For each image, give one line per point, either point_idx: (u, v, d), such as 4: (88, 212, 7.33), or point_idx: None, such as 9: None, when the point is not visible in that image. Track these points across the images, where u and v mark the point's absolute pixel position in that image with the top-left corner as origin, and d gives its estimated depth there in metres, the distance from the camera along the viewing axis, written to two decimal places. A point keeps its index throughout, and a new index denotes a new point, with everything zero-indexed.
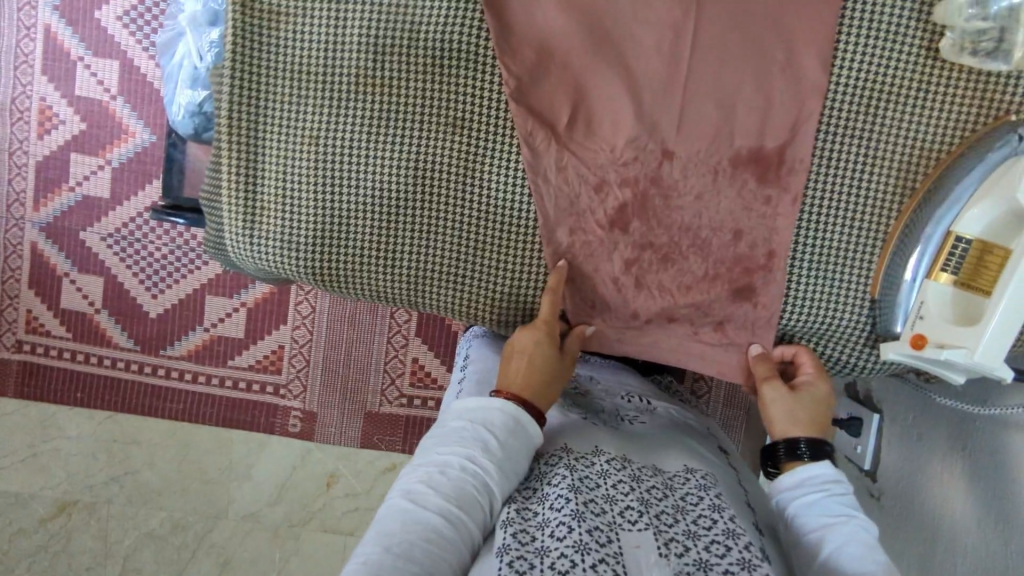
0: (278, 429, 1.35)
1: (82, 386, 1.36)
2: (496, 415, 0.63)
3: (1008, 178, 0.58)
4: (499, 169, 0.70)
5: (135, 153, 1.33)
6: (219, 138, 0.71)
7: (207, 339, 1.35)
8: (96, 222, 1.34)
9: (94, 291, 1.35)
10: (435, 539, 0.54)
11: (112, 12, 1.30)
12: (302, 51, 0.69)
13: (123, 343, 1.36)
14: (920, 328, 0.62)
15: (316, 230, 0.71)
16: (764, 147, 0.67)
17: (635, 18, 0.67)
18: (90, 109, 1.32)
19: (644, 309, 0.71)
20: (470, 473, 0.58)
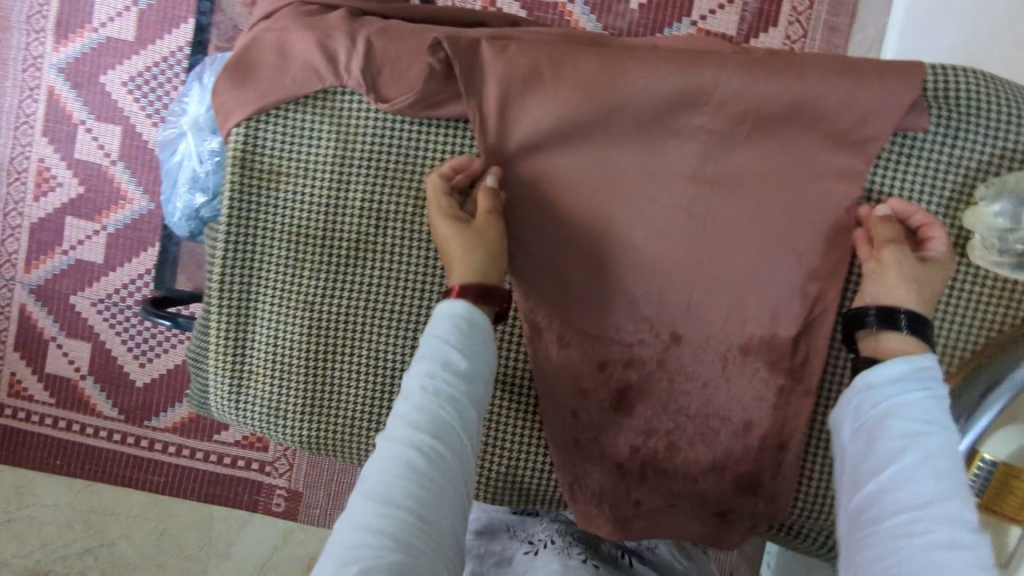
0: (260, 507, 1.31)
1: (62, 452, 1.33)
2: (448, 321, 0.57)
3: None
4: (502, 344, 0.67)
5: (132, 219, 1.29)
6: (209, 296, 0.68)
7: (194, 412, 1.31)
8: (89, 285, 1.31)
9: (81, 357, 1.32)
10: (412, 476, 0.48)
11: (117, 77, 1.27)
12: (301, 215, 0.67)
13: (107, 412, 1.32)
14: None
15: (306, 397, 0.68)
16: (777, 338, 0.64)
17: (648, 196, 0.64)
18: (89, 173, 1.29)
19: (647, 498, 0.66)
20: (440, 401, 0.52)
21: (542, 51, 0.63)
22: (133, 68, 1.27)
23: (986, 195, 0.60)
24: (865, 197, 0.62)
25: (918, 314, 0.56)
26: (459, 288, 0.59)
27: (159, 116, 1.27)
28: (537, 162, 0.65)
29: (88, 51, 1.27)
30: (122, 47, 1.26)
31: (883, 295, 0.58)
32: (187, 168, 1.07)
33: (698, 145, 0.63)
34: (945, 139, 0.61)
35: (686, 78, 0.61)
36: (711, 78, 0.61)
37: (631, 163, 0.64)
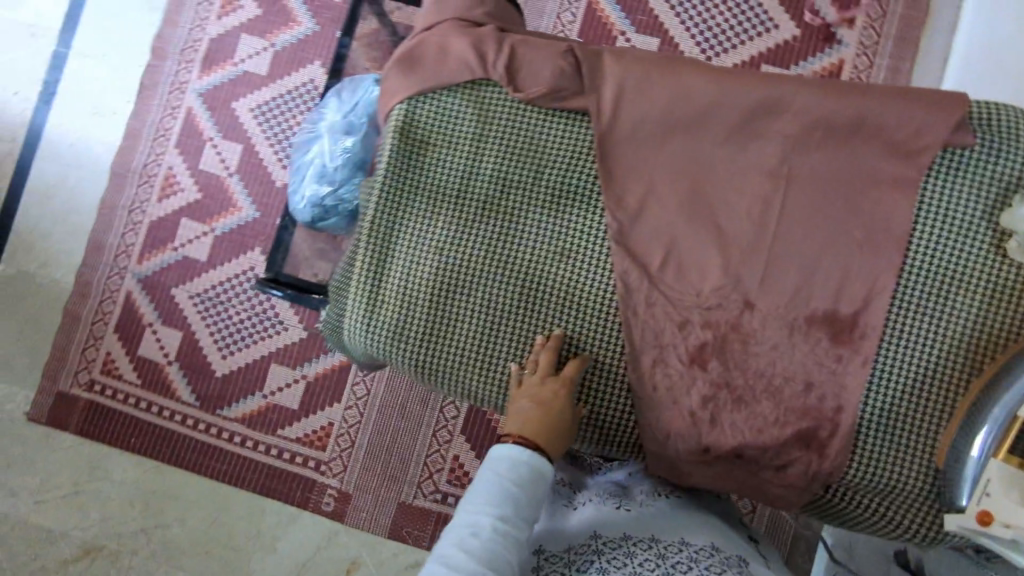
0: (310, 505, 1.41)
1: (138, 431, 1.46)
2: (515, 469, 0.72)
3: None
4: (596, 298, 0.79)
5: (237, 225, 1.48)
6: (358, 237, 0.83)
7: (263, 405, 1.44)
8: (190, 280, 1.48)
9: (171, 344, 1.48)
10: (482, 541, 0.67)
11: (246, 104, 1.50)
12: (443, 176, 0.82)
13: (185, 397, 1.46)
14: (986, 505, 0.63)
15: (426, 326, 0.81)
16: (838, 312, 0.74)
17: (730, 185, 0.77)
18: (208, 182, 1.50)
19: (716, 445, 0.76)
20: (505, 495, 0.70)
21: (651, 64, 0.79)
22: (262, 97, 1.50)
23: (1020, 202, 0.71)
24: (919, 202, 0.73)
25: None
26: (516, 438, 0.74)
27: (278, 139, 1.49)
28: (639, 150, 0.79)
29: (226, 81, 1.50)
30: (255, 79, 1.50)
31: None
32: (315, 166, 1.26)
33: (775, 147, 0.76)
34: (989, 156, 0.72)
35: (767, 91, 0.75)
36: (788, 93, 0.75)
37: (716, 158, 0.77)
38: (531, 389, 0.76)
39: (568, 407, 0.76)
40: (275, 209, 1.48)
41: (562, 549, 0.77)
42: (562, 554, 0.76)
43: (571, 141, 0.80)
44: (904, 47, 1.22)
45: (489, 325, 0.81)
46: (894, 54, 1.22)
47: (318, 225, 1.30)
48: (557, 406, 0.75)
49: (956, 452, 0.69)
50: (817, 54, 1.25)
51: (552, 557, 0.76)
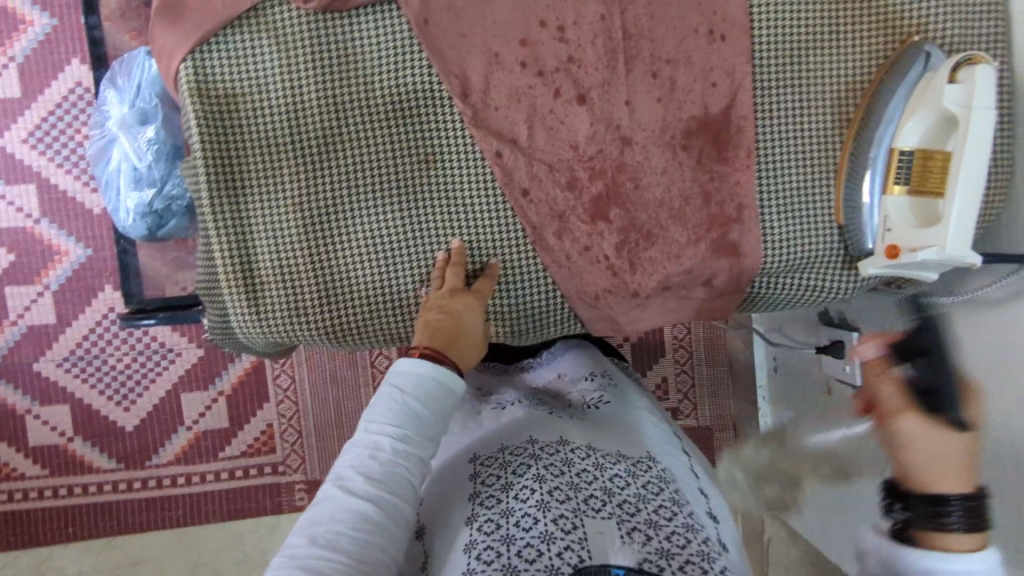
0: (286, 506, 1.35)
1: (71, 518, 1.32)
2: (421, 382, 0.66)
3: (925, 96, 0.66)
4: (480, 194, 0.75)
5: (72, 270, 1.30)
6: (205, 226, 0.73)
7: (192, 437, 1.34)
8: (49, 349, 1.31)
9: (63, 421, 1.32)
10: (381, 462, 0.62)
11: (15, 136, 1.27)
12: (267, 126, 0.72)
13: (105, 465, 1.33)
14: (891, 240, 0.68)
15: (318, 290, 0.74)
16: (711, 114, 0.73)
17: (568, 24, 0.72)
18: (14, 238, 1.28)
19: (643, 286, 0.76)
20: (410, 414, 0.64)
21: None
22: (29, 122, 1.27)
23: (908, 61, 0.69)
24: None
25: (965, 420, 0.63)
26: (421, 350, 0.68)
27: (72, 163, 1.28)
28: (463, 20, 0.71)
29: None
30: (12, 106, 1.27)
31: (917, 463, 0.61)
32: (126, 170, 1.10)
33: None
34: None
35: None
36: None
37: (543, 2, 0.72)
38: (437, 308, 0.72)
39: (479, 317, 0.73)
40: (104, 239, 1.30)
41: (493, 451, 0.72)
42: (495, 456, 0.71)
43: (388, 36, 0.72)
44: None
45: (383, 262, 0.75)
46: None
47: (160, 236, 1.14)
48: (464, 320, 0.71)
49: (852, 200, 0.72)
50: None
51: (485, 461, 0.71)
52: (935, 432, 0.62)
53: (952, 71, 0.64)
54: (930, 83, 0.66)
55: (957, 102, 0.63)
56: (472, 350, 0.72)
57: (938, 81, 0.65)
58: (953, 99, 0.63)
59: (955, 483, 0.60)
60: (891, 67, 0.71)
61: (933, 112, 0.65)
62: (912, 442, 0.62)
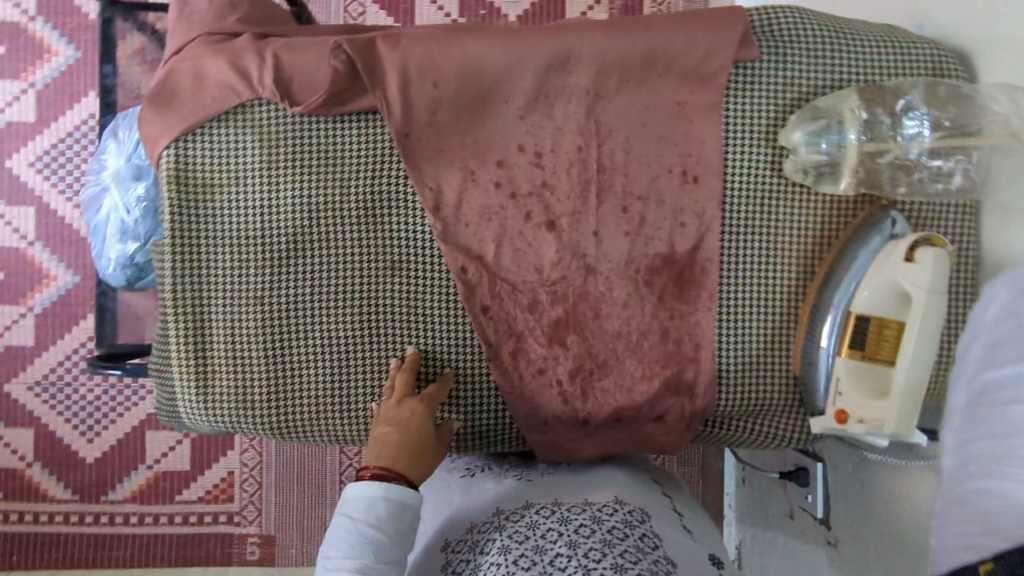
0: (235, 559, 1.32)
1: (20, 546, 1.31)
2: (375, 508, 0.66)
3: (883, 265, 0.66)
4: (440, 304, 0.75)
5: (58, 296, 1.31)
6: (165, 310, 0.73)
7: (152, 476, 1.32)
8: (21, 371, 1.31)
9: (25, 444, 1.31)
10: None
11: (23, 159, 1.30)
12: (238, 219, 0.73)
13: (60, 495, 1.31)
14: (841, 403, 0.67)
15: (269, 384, 0.74)
16: (676, 254, 0.74)
17: (545, 150, 0.74)
18: (6, 258, 1.30)
19: (595, 416, 0.75)
20: (364, 543, 0.64)
21: (431, 41, 0.72)
22: (39, 147, 1.30)
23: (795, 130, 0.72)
24: (725, 122, 0.74)
25: None
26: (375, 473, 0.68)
27: (73, 192, 1.30)
28: (443, 138, 0.73)
29: None
30: (24, 129, 1.29)
31: None
32: (114, 221, 1.10)
33: (578, 102, 0.73)
34: (776, 66, 0.74)
35: (553, 46, 0.72)
36: (578, 41, 0.72)
37: (522, 128, 0.74)
38: (385, 419, 0.72)
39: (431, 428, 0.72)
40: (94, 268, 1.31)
41: (464, 531, 0.71)
42: (465, 537, 0.70)
43: (368, 145, 0.73)
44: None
45: (337, 362, 0.75)
46: None
47: (138, 287, 1.15)
48: (411, 434, 0.70)
49: (809, 355, 0.72)
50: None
51: (457, 546, 0.69)
52: None
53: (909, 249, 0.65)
54: (889, 254, 0.66)
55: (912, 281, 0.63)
56: (432, 455, 0.72)
57: (896, 256, 0.66)
58: (908, 278, 0.64)
59: None
60: (856, 230, 0.72)
61: (887, 283, 0.65)
62: None
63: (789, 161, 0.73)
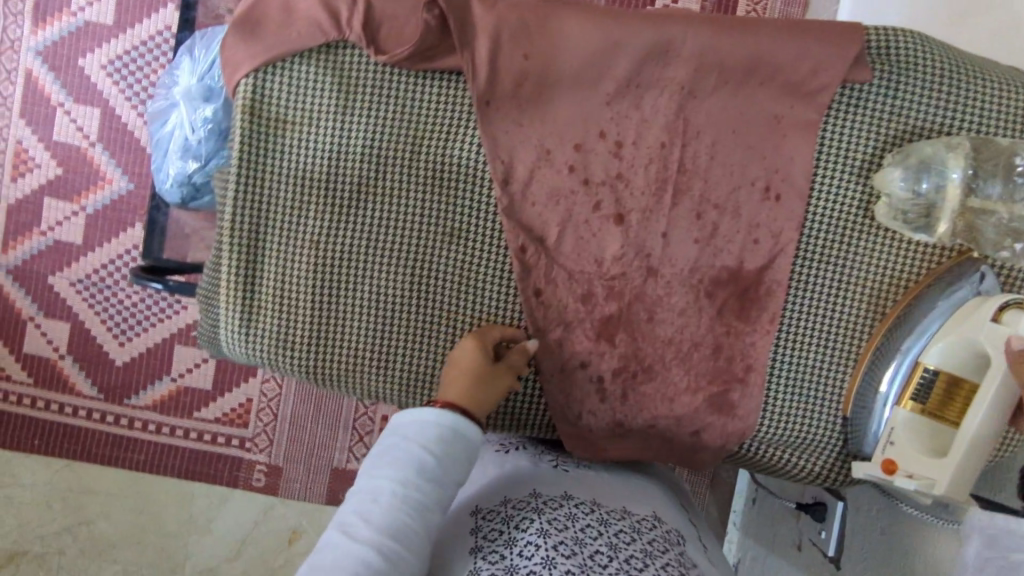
0: (240, 482, 1.35)
1: (40, 432, 1.35)
2: (432, 428, 0.64)
3: (963, 319, 0.62)
4: (494, 281, 0.74)
5: (110, 200, 1.32)
6: (219, 240, 0.73)
7: (174, 389, 1.35)
8: (67, 266, 1.33)
9: (60, 336, 1.35)
10: (380, 506, 0.61)
11: (96, 60, 1.30)
12: (305, 160, 0.72)
13: (86, 391, 1.35)
14: (891, 454, 0.64)
15: (311, 329, 0.74)
16: (743, 270, 0.72)
17: (626, 141, 0.71)
18: (66, 154, 1.32)
19: (630, 418, 0.74)
20: (414, 458, 0.62)
21: (529, 10, 0.69)
22: (112, 51, 1.30)
23: (893, 163, 0.68)
24: (820, 144, 0.70)
25: None
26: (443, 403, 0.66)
27: (138, 100, 1.31)
28: (524, 111, 0.71)
29: (66, 35, 1.30)
30: (100, 31, 1.30)
31: None
32: (177, 138, 1.11)
33: (670, 97, 0.70)
34: (888, 93, 0.69)
35: (656, 36, 0.68)
36: (681, 33, 0.68)
37: (608, 114, 0.71)
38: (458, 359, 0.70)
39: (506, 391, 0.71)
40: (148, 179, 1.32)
41: (497, 503, 0.68)
42: (497, 509, 0.67)
43: (448, 107, 0.71)
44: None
45: (381, 321, 0.74)
46: None
47: (191, 206, 1.15)
48: (484, 386, 0.69)
49: (863, 398, 0.69)
50: None
51: (488, 514, 0.67)
52: None
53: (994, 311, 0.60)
54: (974, 312, 0.62)
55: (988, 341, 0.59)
56: (494, 404, 0.70)
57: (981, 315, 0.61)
58: (988, 336, 0.59)
59: None
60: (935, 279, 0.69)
61: (969, 342, 0.61)
62: None
63: (882, 205, 0.69)
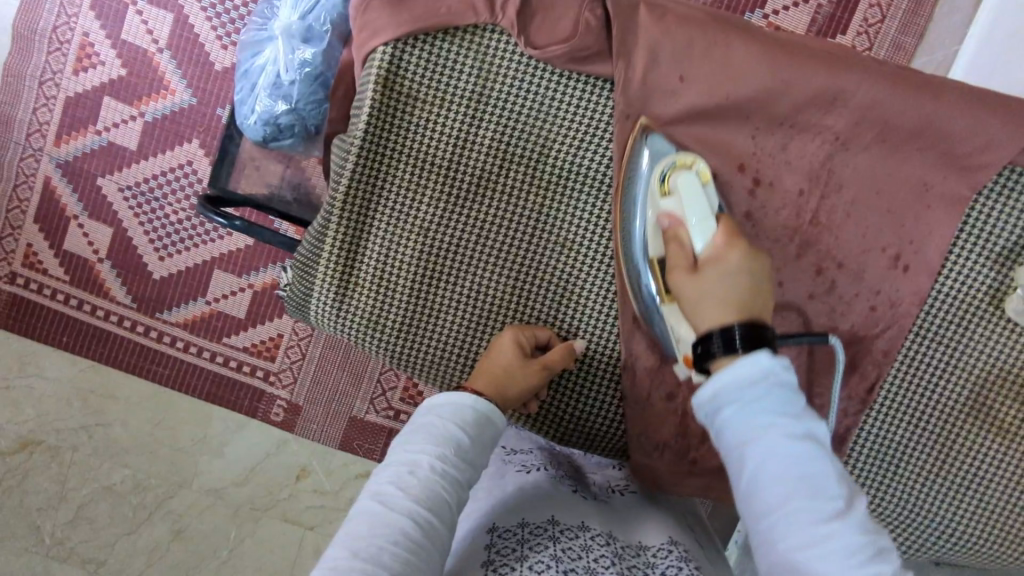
0: (259, 414, 1.29)
1: (68, 329, 1.29)
2: (467, 411, 0.63)
3: (652, 193, 0.66)
4: (598, 298, 0.72)
5: (170, 111, 1.25)
6: (329, 208, 0.71)
7: (207, 312, 1.29)
8: (117, 171, 1.27)
9: (101, 240, 1.28)
10: (416, 476, 0.59)
11: None
12: (432, 144, 0.69)
13: (120, 299, 1.29)
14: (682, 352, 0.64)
15: (404, 314, 0.72)
16: (853, 333, 0.70)
17: (763, 180, 0.68)
18: (134, 56, 1.25)
19: (703, 457, 0.74)
20: (448, 440, 0.61)
21: (699, 29, 0.65)
22: None
23: None
24: (962, 222, 0.67)
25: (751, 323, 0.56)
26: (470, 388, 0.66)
27: (216, 13, 1.24)
28: (666, 133, 0.68)
29: None
30: None
31: (704, 318, 0.59)
32: (268, 73, 1.06)
33: (820, 145, 0.67)
34: None
35: (826, 81, 0.64)
36: (851, 83, 0.64)
37: (750, 149, 0.68)
38: (495, 350, 0.69)
39: (535, 389, 0.70)
40: (215, 97, 1.25)
41: (514, 523, 0.64)
42: (514, 529, 0.63)
43: (587, 115, 0.69)
44: (920, 7, 1.15)
45: (476, 318, 0.73)
46: (906, 12, 1.16)
47: (271, 145, 1.13)
48: (512, 386, 0.68)
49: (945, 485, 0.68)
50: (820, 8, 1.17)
51: (504, 534, 0.63)
52: (725, 277, 0.60)
53: (663, 181, 0.65)
54: (653, 182, 0.66)
55: (675, 216, 0.64)
56: (522, 395, 0.69)
57: (658, 186, 0.66)
58: (664, 211, 0.65)
59: (732, 315, 0.58)
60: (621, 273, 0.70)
61: (652, 214, 0.66)
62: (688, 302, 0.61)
63: (1014, 298, 0.67)
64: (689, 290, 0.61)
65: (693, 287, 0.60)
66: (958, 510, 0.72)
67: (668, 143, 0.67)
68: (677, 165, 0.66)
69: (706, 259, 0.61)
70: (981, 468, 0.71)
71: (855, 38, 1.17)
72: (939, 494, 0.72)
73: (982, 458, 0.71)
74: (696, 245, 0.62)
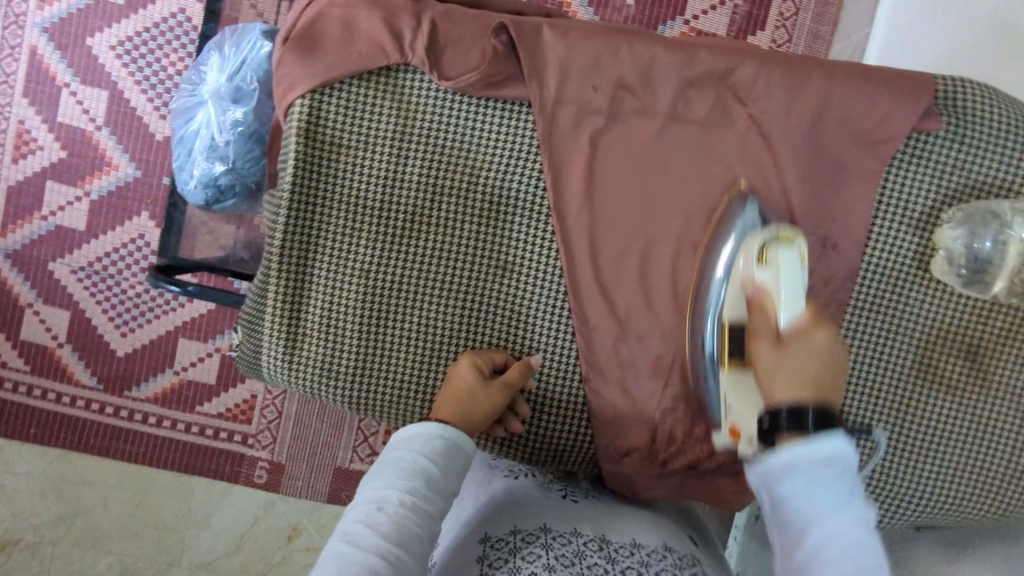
0: (242, 478, 1.27)
1: (34, 419, 1.26)
2: (437, 441, 0.63)
3: (742, 269, 0.64)
4: (548, 315, 0.73)
5: (115, 187, 1.25)
6: (267, 264, 0.71)
7: (176, 382, 1.27)
8: (68, 253, 1.26)
9: (60, 325, 1.26)
10: (385, 511, 0.58)
11: (105, 41, 1.23)
12: (360, 187, 0.70)
13: (85, 381, 1.27)
14: (734, 424, 0.63)
15: (357, 359, 0.72)
16: None
17: (686, 180, 0.70)
18: (72, 138, 1.24)
19: (675, 459, 0.75)
20: (416, 472, 0.61)
21: (601, 44, 0.68)
22: (122, 32, 1.23)
23: (953, 220, 0.69)
24: (878, 195, 0.70)
25: (826, 411, 0.53)
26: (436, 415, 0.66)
27: (149, 84, 1.24)
28: (585, 147, 0.70)
29: (75, 12, 1.23)
30: (110, 10, 1.23)
31: (775, 393, 0.55)
32: (203, 137, 1.07)
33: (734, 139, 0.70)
34: (952, 145, 0.69)
35: None
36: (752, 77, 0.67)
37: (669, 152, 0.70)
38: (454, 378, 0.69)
39: (501, 408, 0.70)
40: (159, 166, 1.25)
41: (507, 532, 0.65)
42: (506, 538, 0.64)
43: (511, 138, 0.71)
44: None
45: (429, 352, 0.73)
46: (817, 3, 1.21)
47: (214, 209, 1.11)
48: (477, 407, 0.68)
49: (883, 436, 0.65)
50: (738, 7, 1.21)
51: (496, 544, 0.64)
52: (808, 352, 0.56)
53: (761, 251, 0.63)
54: (749, 248, 0.64)
55: (764, 286, 0.61)
56: (488, 415, 0.69)
57: (753, 258, 0.63)
58: (755, 280, 0.61)
59: (805, 395, 0.54)
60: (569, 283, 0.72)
61: (738, 291, 0.64)
62: (762, 378, 0.57)
63: (938, 260, 0.70)
64: (766, 361, 0.57)
65: (774, 357, 0.57)
66: (925, 471, 0.73)
67: (759, 216, 0.68)
68: (779, 238, 0.64)
69: (792, 331, 0.57)
70: (939, 426, 0.72)
71: (773, 32, 1.21)
72: (900, 459, 0.73)
73: (939, 416, 0.72)
74: (781, 318, 0.58)
